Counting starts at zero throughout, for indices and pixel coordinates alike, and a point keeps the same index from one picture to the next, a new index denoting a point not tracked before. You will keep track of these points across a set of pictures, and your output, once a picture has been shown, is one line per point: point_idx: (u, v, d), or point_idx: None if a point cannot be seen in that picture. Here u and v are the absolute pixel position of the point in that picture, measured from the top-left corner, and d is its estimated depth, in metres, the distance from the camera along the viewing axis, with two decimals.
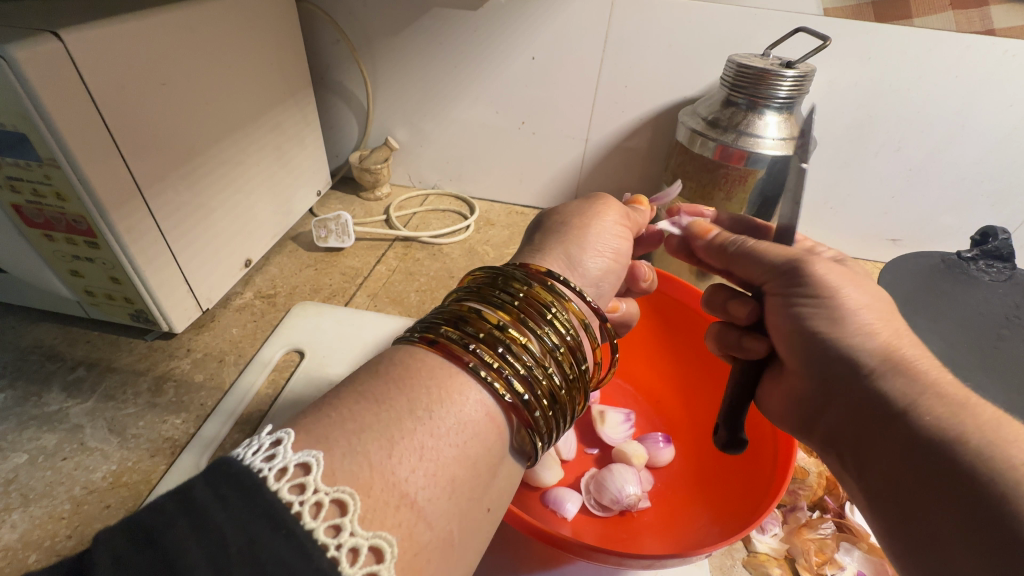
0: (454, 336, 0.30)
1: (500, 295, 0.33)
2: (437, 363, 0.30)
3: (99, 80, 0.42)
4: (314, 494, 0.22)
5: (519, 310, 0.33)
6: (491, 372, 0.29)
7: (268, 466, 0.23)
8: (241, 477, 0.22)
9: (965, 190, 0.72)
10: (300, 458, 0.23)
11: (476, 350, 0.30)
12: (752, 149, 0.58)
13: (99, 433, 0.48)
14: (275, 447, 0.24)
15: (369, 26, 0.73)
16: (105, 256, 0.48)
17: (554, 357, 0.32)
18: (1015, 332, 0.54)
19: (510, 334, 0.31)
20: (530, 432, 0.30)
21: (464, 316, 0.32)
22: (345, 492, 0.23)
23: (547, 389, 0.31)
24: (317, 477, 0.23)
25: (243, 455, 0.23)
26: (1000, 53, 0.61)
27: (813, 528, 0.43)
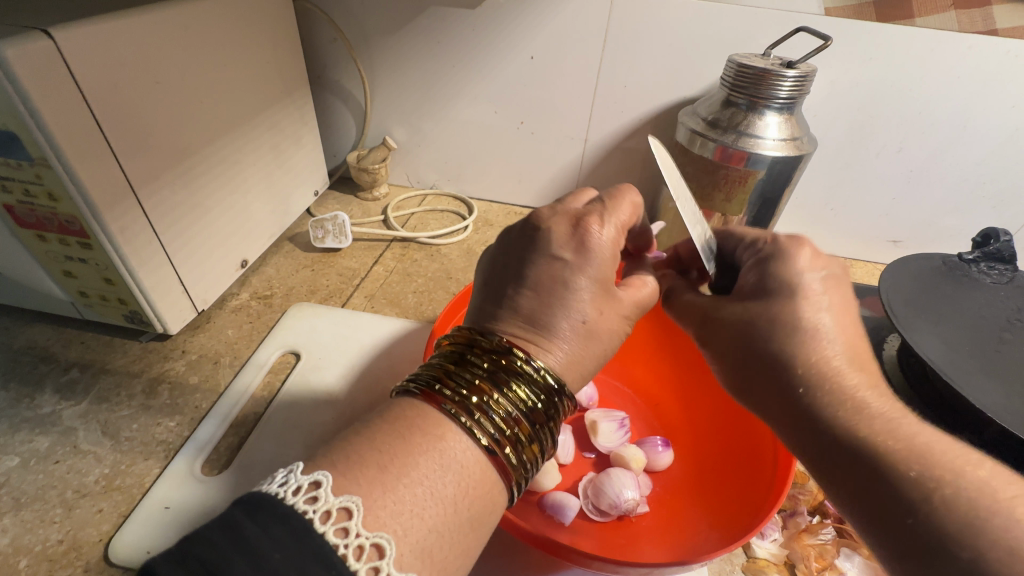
0: (455, 407, 0.29)
1: (496, 361, 0.31)
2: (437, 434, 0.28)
3: (90, 77, 0.42)
4: (356, 538, 0.23)
5: (514, 377, 0.31)
6: (485, 438, 0.29)
7: (314, 510, 0.24)
8: (290, 520, 0.23)
9: (966, 190, 0.72)
10: (342, 502, 0.24)
11: (474, 416, 0.29)
12: (753, 150, 0.57)
13: (92, 436, 0.47)
14: (316, 489, 0.24)
15: (367, 25, 0.72)
16: (98, 257, 0.48)
17: (541, 422, 0.32)
18: (1018, 335, 0.53)
19: (501, 404, 0.30)
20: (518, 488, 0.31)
21: (463, 382, 0.31)
22: (382, 536, 0.24)
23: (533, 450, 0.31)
24: (358, 521, 0.24)
25: (285, 496, 0.24)
26: (1003, 54, 0.60)
27: (813, 534, 0.43)
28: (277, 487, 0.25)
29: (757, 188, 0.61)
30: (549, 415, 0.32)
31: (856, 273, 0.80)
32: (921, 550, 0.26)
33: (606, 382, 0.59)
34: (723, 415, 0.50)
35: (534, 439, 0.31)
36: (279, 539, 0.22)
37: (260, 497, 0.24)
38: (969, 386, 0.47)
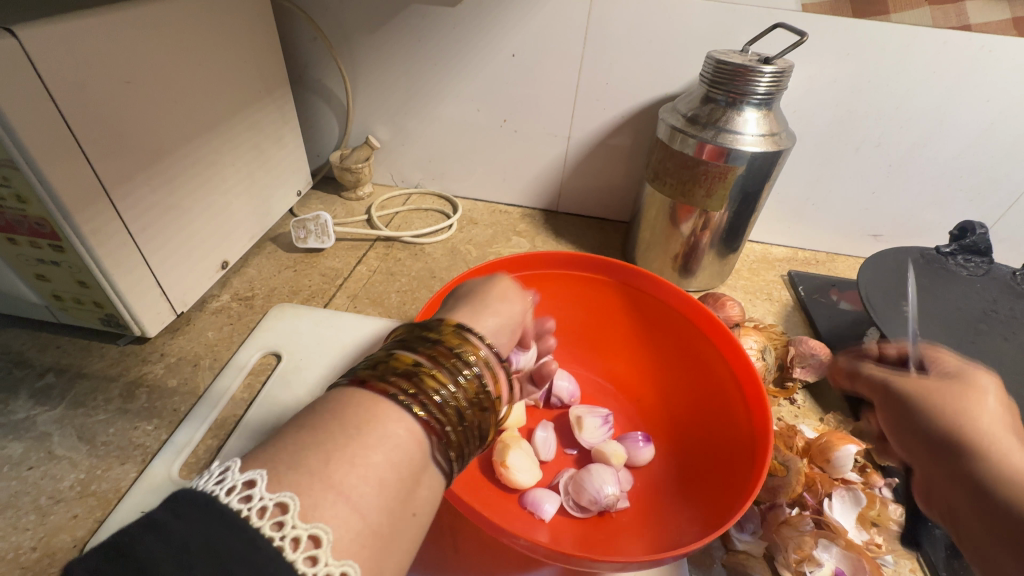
0: (377, 373, 0.29)
1: (419, 341, 0.32)
2: (352, 395, 0.28)
3: (58, 77, 0.41)
4: (292, 530, 0.22)
5: (447, 346, 0.32)
6: (418, 407, 0.28)
7: (248, 508, 0.22)
8: (221, 519, 0.22)
9: (945, 185, 0.73)
10: (276, 499, 0.22)
11: (404, 389, 0.28)
12: (732, 146, 0.57)
13: (68, 441, 0.47)
14: (250, 488, 0.22)
15: (346, 22, 0.71)
16: (70, 259, 0.47)
17: (468, 388, 0.31)
18: (993, 326, 0.54)
19: (427, 367, 0.30)
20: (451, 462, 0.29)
21: (385, 359, 0.30)
22: (319, 527, 0.22)
23: (465, 421, 0.30)
24: (294, 514, 0.22)
25: (220, 496, 0.22)
26: (978, 49, 0.61)
27: (793, 525, 0.43)
28: (213, 485, 0.23)
29: (733, 197, 0.63)
30: (476, 386, 0.31)
31: (837, 267, 0.80)
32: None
33: (588, 379, 0.59)
34: (703, 410, 0.51)
35: (460, 404, 0.30)
36: (207, 539, 0.21)
37: (219, 514, 0.22)
38: None
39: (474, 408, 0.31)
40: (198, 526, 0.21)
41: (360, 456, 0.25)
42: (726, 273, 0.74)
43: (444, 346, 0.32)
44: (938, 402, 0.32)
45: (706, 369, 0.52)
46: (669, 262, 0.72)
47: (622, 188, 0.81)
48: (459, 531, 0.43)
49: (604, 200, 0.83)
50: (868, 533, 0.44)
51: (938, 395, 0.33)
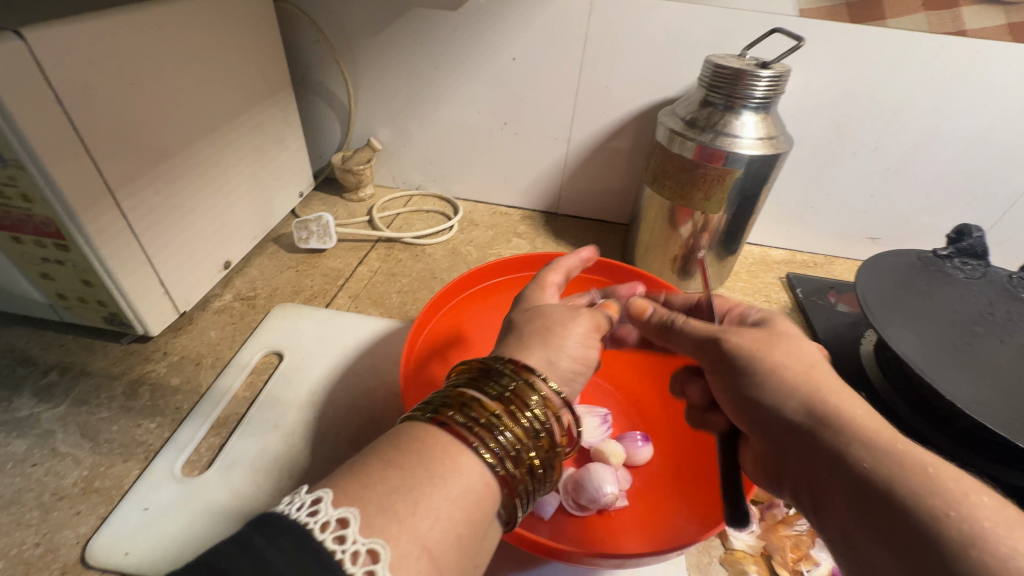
0: (459, 420, 0.30)
1: (494, 385, 0.33)
2: (437, 439, 0.29)
3: (64, 79, 0.42)
4: (352, 544, 0.23)
5: (518, 393, 0.33)
6: (489, 452, 0.29)
7: (342, 550, 0.23)
8: (291, 530, 0.23)
9: (941, 188, 0.74)
10: (368, 544, 0.23)
11: (479, 433, 0.30)
12: (730, 149, 0.58)
13: (71, 438, 0.47)
14: (344, 529, 0.23)
15: (349, 26, 0.72)
16: (75, 259, 0.47)
17: (537, 439, 0.32)
18: (989, 328, 0.55)
19: (504, 420, 0.31)
20: (516, 506, 0.31)
21: (465, 402, 0.31)
22: (376, 542, 0.24)
23: (530, 468, 0.31)
24: (355, 529, 0.24)
25: (315, 531, 0.23)
26: (973, 54, 0.62)
27: (790, 524, 0.43)
28: (305, 517, 0.24)
29: (743, 180, 0.61)
30: (544, 436, 0.33)
31: (835, 270, 0.81)
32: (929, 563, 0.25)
33: (587, 379, 0.59)
34: None
35: (531, 454, 0.31)
36: (282, 544, 0.22)
37: (286, 528, 0.23)
38: (943, 380, 0.48)
39: (541, 456, 0.32)
40: (295, 563, 0.22)
41: (445, 510, 0.26)
42: (725, 276, 0.74)
43: (515, 392, 0.33)
44: (791, 379, 0.35)
45: None
46: (667, 264, 0.73)
47: (622, 190, 0.82)
48: None
49: (603, 202, 0.84)
50: None
51: (784, 371, 0.36)
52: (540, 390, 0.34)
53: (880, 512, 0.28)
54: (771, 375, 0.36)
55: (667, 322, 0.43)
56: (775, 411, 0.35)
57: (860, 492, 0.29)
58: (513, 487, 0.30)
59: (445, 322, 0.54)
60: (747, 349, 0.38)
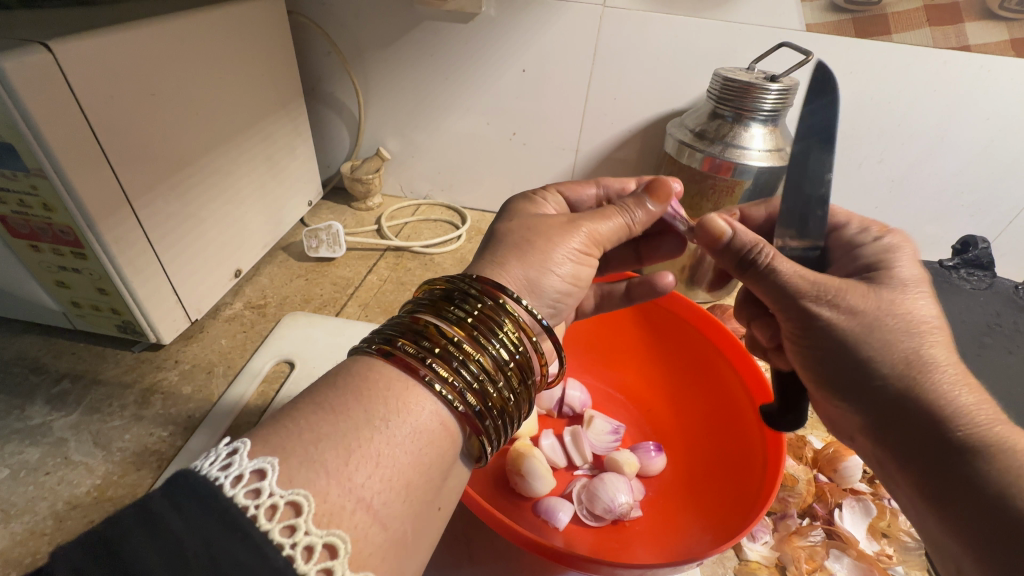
0: (410, 350, 0.30)
1: (461, 315, 0.32)
2: (388, 373, 0.29)
3: (89, 92, 0.42)
4: (269, 498, 0.23)
5: (481, 320, 0.33)
6: (445, 386, 0.29)
7: (256, 505, 0.22)
8: (197, 486, 0.22)
9: (945, 201, 0.74)
10: (289, 497, 0.23)
11: (431, 365, 0.29)
12: (739, 161, 0.59)
13: (84, 447, 0.47)
14: (260, 481, 0.23)
15: (360, 38, 0.73)
16: (91, 267, 0.48)
17: (505, 368, 0.32)
18: (997, 339, 0.55)
19: (464, 347, 0.31)
20: (485, 442, 0.31)
21: (420, 330, 0.31)
22: (299, 494, 0.23)
23: (498, 402, 0.32)
24: (272, 481, 0.23)
25: (224, 486, 0.23)
26: (977, 69, 0.63)
27: (804, 535, 0.44)
28: (216, 472, 0.23)
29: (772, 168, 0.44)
30: (513, 365, 0.33)
31: None
32: (992, 535, 0.29)
33: (600, 389, 0.60)
34: (716, 420, 0.51)
35: (497, 386, 0.32)
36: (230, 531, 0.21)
37: (195, 482, 0.23)
38: None
39: (511, 386, 0.33)
40: (198, 522, 0.21)
41: (389, 453, 0.26)
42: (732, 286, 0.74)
43: (480, 318, 0.33)
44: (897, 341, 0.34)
45: (721, 381, 0.52)
46: (676, 274, 0.72)
47: None
48: (473, 540, 0.43)
49: None
50: (878, 544, 0.44)
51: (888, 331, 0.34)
52: (510, 314, 0.34)
53: (961, 495, 0.31)
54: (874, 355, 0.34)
55: (748, 258, 0.39)
56: (874, 384, 0.35)
57: (948, 469, 0.32)
58: (480, 416, 0.30)
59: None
60: (844, 320, 0.35)
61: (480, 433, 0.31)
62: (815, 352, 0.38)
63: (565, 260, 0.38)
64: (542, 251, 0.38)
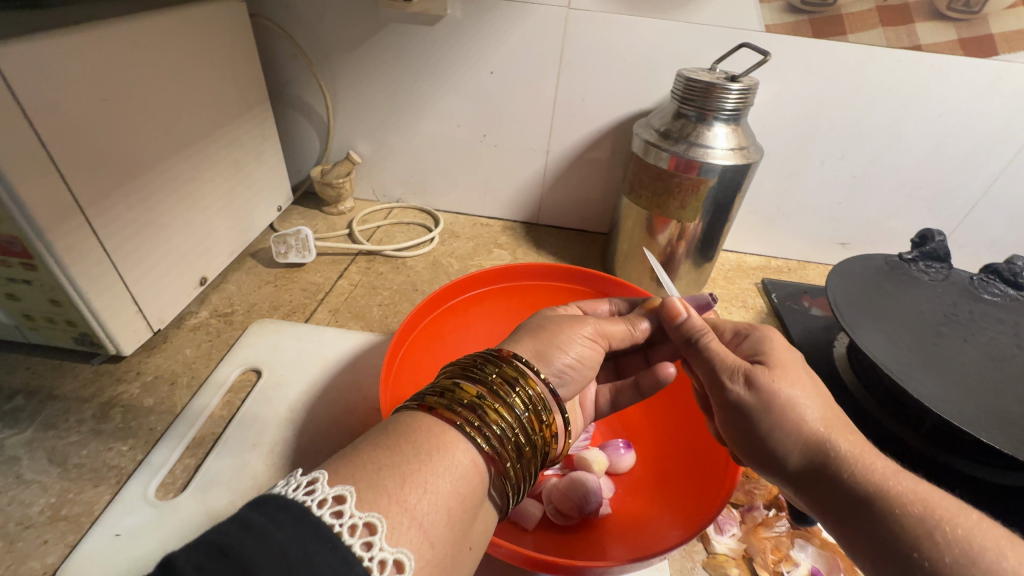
0: (442, 401, 0.31)
1: (480, 374, 0.34)
2: (424, 423, 0.30)
3: (35, 99, 0.41)
4: (350, 518, 0.23)
5: (501, 377, 0.34)
6: (475, 431, 0.30)
7: (339, 524, 0.23)
8: (288, 507, 0.23)
9: (904, 196, 0.77)
10: (366, 518, 0.23)
11: (462, 412, 0.30)
12: (703, 159, 0.59)
13: (38, 464, 0.45)
14: (340, 504, 0.23)
15: (326, 41, 0.72)
16: (43, 278, 0.46)
17: (525, 421, 0.33)
18: (954, 328, 0.57)
19: (488, 400, 0.31)
20: (509, 486, 0.31)
21: (446, 386, 0.32)
22: (373, 515, 0.24)
23: (519, 451, 0.31)
24: (352, 505, 0.23)
25: (312, 507, 0.23)
26: (929, 67, 0.65)
27: (769, 526, 0.44)
28: (302, 495, 0.23)
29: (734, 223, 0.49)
30: (529, 418, 0.33)
31: (809, 275, 0.83)
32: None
33: None
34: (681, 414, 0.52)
35: (518, 435, 0.32)
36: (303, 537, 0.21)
37: (282, 504, 0.23)
38: (911, 380, 0.49)
39: (529, 438, 0.32)
40: (294, 535, 0.21)
41: (437, 483, 0.27)
42: (703, 282, 0.76)
43: (500, 376, 0.34)
44: (791, 400, 0.35)
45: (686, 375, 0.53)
46: (646, 271, 0.74)
47: (601, 201, 0.84)
48: None
49: (584, 213, 0.85)
50: None
51: (789, 396, 0.36)
52: (524, 375, 0.34)
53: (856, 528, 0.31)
54: (779, 429, 0.35)
55: (692, 337, 0.42)
56: (775, 451, 0.35)
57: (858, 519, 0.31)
58: (506, 462, 0.30)
59: (408, 368, 0.50)
60: (762, 376, 0.37)
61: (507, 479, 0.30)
62: (732, 417, 0.38)
63: (576, 345, 0.40)
64: (557, 340, 0.39)
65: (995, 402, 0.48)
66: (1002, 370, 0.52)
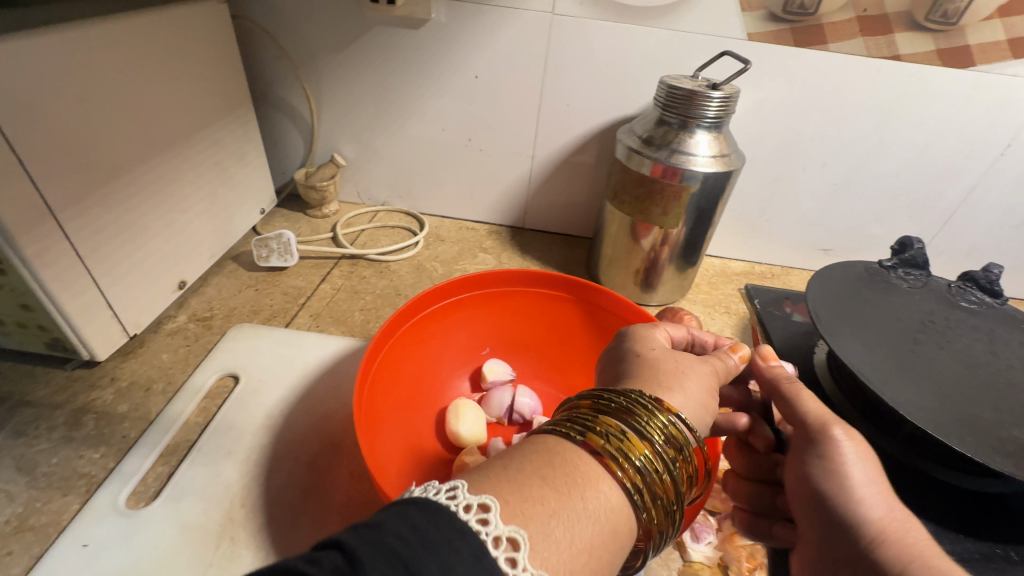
0: (615, 451, 0.29)
1: (645, 424, 0.32)
2: (594, 472, 0.28)
3: (6, 100, 0.40)
4: (462, 498, 0.24)
5: (659, 434, 0.32)
6: (636, 493, 0.29)
7: (455, 503, 0.24)
8: (407, 501, 0.24)
9: (884, 203, 0.78)
10: (478, 499, 0.24)
11: (630, 471, 0.29)
12: (685, 166, 0.60)
13: (5, 473, 0.44)
14: (453, 489, 0.25)
15: (311, 43, 0.72)
16: (11, 283, 0.45)
17: (679, 485, 0.31)
18: (929, 336, 0.57)
19: (652, 460, 0.30)
20: (644, 549, 0.30)
21: (620, 433, 0.30)
22: (485, 497, 0.24)
23: (667, 514, 0.30)
24: (463, 488, 0.25)
25: (429, 495, 0.24)
26: (908, 76, 0.66)
27: (744, 535, 0.45)
28: (419, 490, 0.25)
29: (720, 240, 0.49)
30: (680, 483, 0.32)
31: (791, 281, 0.84)
32: None
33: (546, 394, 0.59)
34: None
35: (669, 500, 0.31)
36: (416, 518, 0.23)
37: (402, 500, 0.25)
38: (887, 388, 0.50)
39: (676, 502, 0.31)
40: (410, 517, 0.23)
41: (578, 528, 0.26)
42: (686, 288, 0.76)
43: (666, 433, 0.32)
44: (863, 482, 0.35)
45: None
46: (630, 276, 0.74)
47: (587, 206, 0.84)
48: None
49: (569, 217, 0.85)
50: None
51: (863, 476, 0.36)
52: (681, 434, 0.33)
53: None
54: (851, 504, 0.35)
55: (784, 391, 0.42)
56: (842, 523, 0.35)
57: None
58: (649, 522, 0.29)
59: (385, 373, 0.50)
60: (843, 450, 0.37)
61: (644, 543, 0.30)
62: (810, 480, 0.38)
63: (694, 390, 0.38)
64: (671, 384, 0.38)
65: (968, 409, 0.48)
66: (976, 377, 0.52)
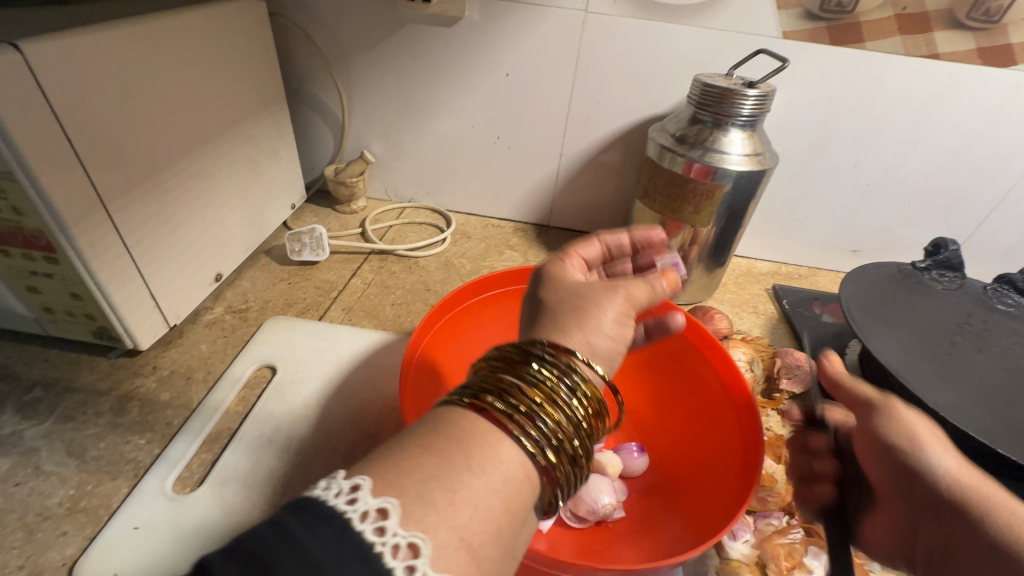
0: (499, 406, 0.29)
1: (542, 372, 0.31)
2: (480, 427, 0.28)
3: (61, 94, 0.41)
4: (392, 537, 0.23)
5: (557, 378, 0.31)
6: (530, 441, 0.28)
7: (382, 542, 0.22)
8: (331, 520, 0.22)
9: (917, 204, 0.77)
10: (409, 538, 0.23)
11: (519, 422, 0.28)
12: (718, 165, 0.60)
13: (56, 456, 0.46)
14: (384, 519, 0.23)
15: (344, 40, 0.73)
16: (64, 271, 0.47)
17: (581, 426, 0.31)
18: (967, 338, 0.56)
19: (546, 406, 0.30)
20: (557, 495, 0.30)
21: (506, 387, 0.30)
22: (416, 535, 0.23)
23: (571, 456, 0.30)
24: (395, 521, 0.23)
25: (354, 521, 0.23)
26: (946, 76, 0.65)
27: (784, 534, 0.45)
28: (344, 506, 0.23)
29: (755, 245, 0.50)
30: (582, 425, 0.31)
31: (819, 282, 0.83)
32: None
33: None
34: (696, 421, 0.52)
35: (573, 443, 0.30)
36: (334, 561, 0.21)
37: (324, 515, 0.23)
38: (926, 390, 0.49)
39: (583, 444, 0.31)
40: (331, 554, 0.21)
41: (475, 495, 0.25)
42: (714, 287, 0.76)
43: (563, 377, 0.31)
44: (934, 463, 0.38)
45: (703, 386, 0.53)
46: None
47: (614, 204, 0.84)
48: None
49: (596, 215, 0.85)
50: None
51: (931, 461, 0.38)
52: (580, 375, 0.32)
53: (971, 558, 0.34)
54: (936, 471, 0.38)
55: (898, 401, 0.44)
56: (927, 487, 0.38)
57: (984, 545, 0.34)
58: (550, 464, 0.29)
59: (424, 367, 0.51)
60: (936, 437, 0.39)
61: (554, 490, 0.29)
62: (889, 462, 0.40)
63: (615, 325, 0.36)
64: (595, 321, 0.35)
65: (1010, 413, 0.48)
66: (1017, 381, 0.51)
